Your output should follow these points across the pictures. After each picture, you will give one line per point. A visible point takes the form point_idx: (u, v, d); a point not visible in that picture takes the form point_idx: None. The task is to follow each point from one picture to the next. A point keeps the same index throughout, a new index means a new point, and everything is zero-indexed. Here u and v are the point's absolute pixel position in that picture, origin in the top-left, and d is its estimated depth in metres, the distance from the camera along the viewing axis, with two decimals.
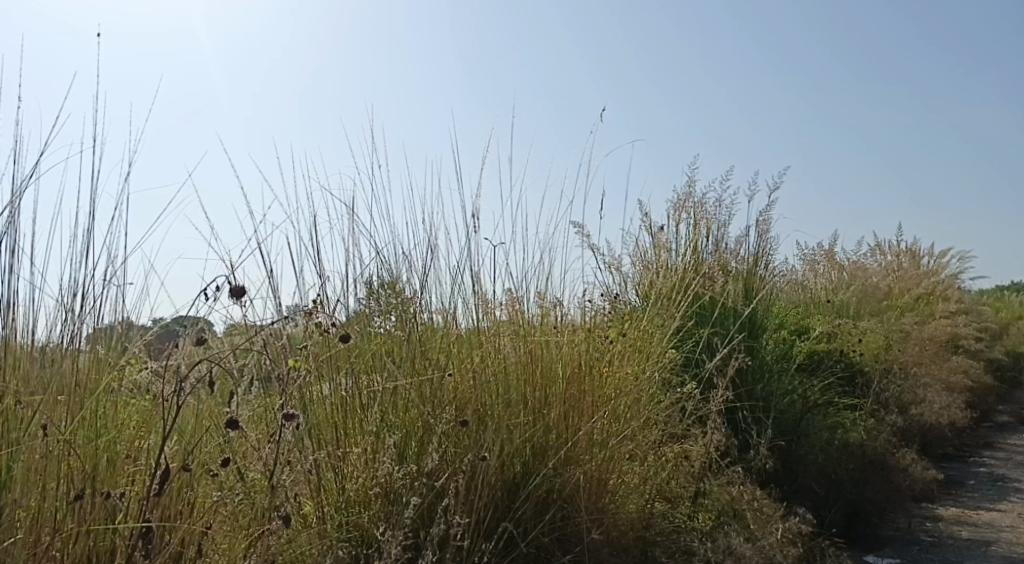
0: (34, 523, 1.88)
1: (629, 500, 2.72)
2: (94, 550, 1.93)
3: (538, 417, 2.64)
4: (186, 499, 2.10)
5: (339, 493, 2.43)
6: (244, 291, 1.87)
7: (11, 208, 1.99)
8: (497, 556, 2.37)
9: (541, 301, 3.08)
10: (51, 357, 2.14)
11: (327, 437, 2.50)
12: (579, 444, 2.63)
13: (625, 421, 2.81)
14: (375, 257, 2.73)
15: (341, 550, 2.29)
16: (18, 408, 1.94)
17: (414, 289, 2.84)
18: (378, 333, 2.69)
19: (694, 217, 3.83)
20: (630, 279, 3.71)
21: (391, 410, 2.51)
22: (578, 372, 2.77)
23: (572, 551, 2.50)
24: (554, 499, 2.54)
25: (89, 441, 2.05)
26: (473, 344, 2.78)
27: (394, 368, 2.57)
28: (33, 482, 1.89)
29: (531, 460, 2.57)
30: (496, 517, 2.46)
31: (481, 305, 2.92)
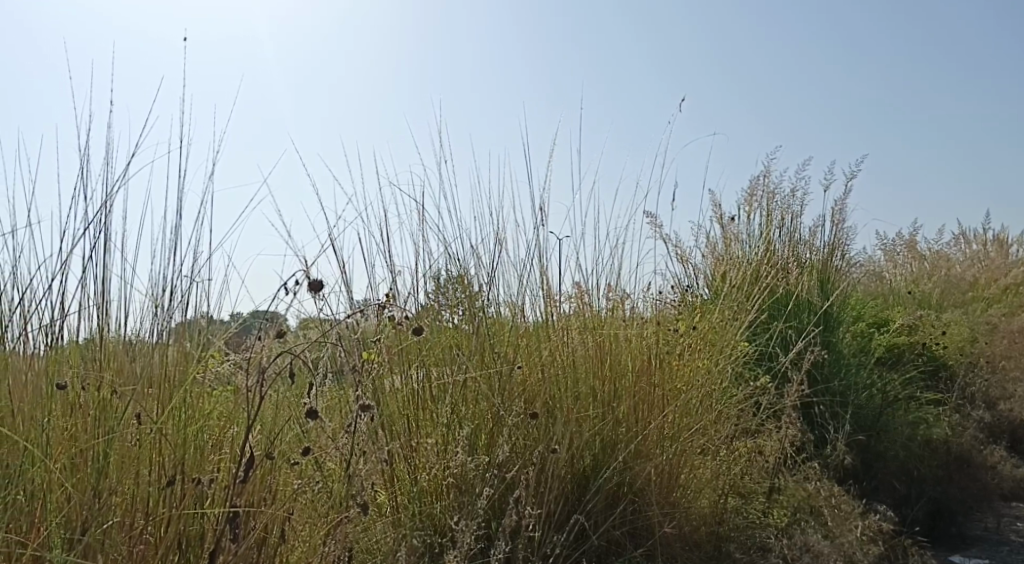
0: (128, 506, 1.99)
1: (702, 496, 2.69)
2: (184, 535, 2.01)
3: (607, 410, 2.63)
4: (269, 486, 2.17)
5: (411, 483, 2.47)
6: (320, 285, 1.92)
7: (104, 209, 2.10)
8: (569, 548, 2.39)
9: (610, 295, 3.06)
10: (140, 350, 2.24)
11: (399, 429, 2.54)
12: (649, 438, 2.61)
13: (696, 415, 2.78)
14: (444, 251, 2.77)
15: (415, 539, 2.35)
16: (115, 398, 2.08)
17: (483, 283, 2.86)
18: (447, 326, 2.73)
19: (765, 208, 3.74)
20: (700, 271, 3.66)
21: (462, 402, 2.56)
22: (648, 365, 2.75)
23: (643, 546, 2.50)
24: (624, 493, 2.54)
25: (179, 430, 2.13)
26: (541, 337, 2.80)
27: (464, 361, 2.61)
28: (127, 467, 2.00)
29: (600, 453, 2.57)
30: (568, 510, 2.47)
31: (548, 299, 2.93)
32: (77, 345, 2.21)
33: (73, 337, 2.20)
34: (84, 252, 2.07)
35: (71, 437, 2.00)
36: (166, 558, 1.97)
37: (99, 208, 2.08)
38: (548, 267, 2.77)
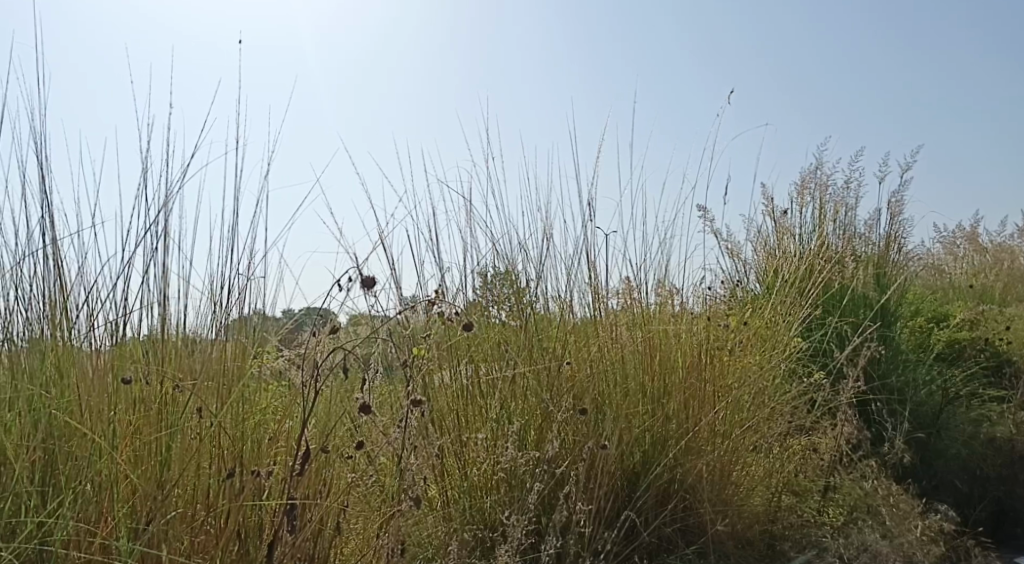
0: (190, 499, 2.04)
1: (755, 494, 2.66)
2: (243, 525, 2.06)
3: (657, 407, 2.61)
4: (324, 479, 2.23)
5: (461, 478, 2.50)
6: (373, 282, 1.95)
7: (164, 209, 2.16)
8: (620, 545, 2.38)
9: (659, 290, 3.03)
10: (200, 346, 2.31)
11: (448, 424, 2.58)
12: (700, 434, 2.59)
13: (748, 412, 2.74)
14: (491, 248, 2.78)
15: (467, 533, 2.37)
16: (177, 393, 2.14)
17: (530, 280, 2.87)
18: (494, 322, 2.74)
19: (819, 201, 3.67)
20: (750, 266, 3.61)
21: (512, 398, 2.57)
22: (698, 361, 2.72)
23: (695, 543, 2.48)
24: (675, 490, 2.52)
25: (237, 425, 2.20)
26: (589, 332, 2.79)
27: (512, 356, 2.62)
28: (189, 459, 2.06)
29: (650, 450, 2.55)
30: (618, 507, 2.46)
31: (596, 295, 2.92)
32: (140, 340, 2.27)
33: (136, 333, 2.27)
34: (145, 250, 2.13)
35: (136, 431, 2.04)
36: (227, 548, 2.03)
37: (159, 208, 2.14)
38: (597, 262, 2.75)
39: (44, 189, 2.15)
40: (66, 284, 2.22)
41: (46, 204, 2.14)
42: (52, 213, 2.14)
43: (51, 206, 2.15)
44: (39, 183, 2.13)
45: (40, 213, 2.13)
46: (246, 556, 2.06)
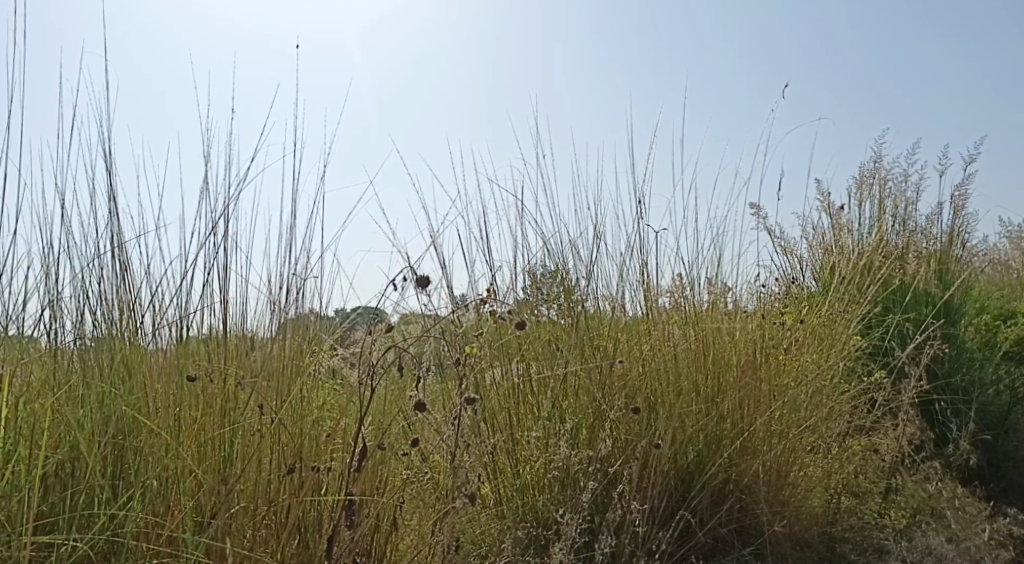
0: (253, 494, 2.08)
1: (813, 494, 2.61)
2: (304, 520, 2.11)
3: (711, 406, 2.58)
4: (380, 475, 2.27)
5: (513, 476, 2.52)
6: (427, 280, 1.97)
7: (225, 211, 2.22)
8: (675, 545, 2.36)
9: (711, 288, 2.99)
10: (258, 344, 2.37)
11: (500, 423, 2.59)
12: (756, 435, 2.54)
13: (805, 412, 2.69)
14: (542, 246, 2.79)
15: (520, 531, 2.39)
16: (239, 390, 2.21)
17: (581, 278, 2.86)
18: (543, 320, 2.75)
19: (877, 196, 3.58)
20: (805, 263, 3.55)
21: (562, 397, 2.58)
22: (752, 360, 2.67)
23: (752, 544, 2.45)
24: (731, 490, 2.49)
25: (296, 422, 2.26)
26: (640, 331, 2.77)
27: (564, 354, 2.62)
28: (251, 455, 2.11)
29: (704, 450, 2.53)
30: (672, 507, 2.44)
31: (648, 293, 2.89)
32: (202, 338, 2.34)
33: (199, 332, 2.34)
34: (207, 251, 2.21)
35: (200, 428, 2.12)
36: (289, 541, 2.08)
37: (220, 209, 2.20)
38: (649, 260, 2.73)
39: (112, 193, 2.23)
40: (132, 285, 2.30)
41: (113, 208, 2.22)
42: (119, 216, 2.22)
43: (118, 209, 2.22)
44: (107, 188, 2.21)
45: (108, 216, 2.21)
46: (306, 551, 2.10)
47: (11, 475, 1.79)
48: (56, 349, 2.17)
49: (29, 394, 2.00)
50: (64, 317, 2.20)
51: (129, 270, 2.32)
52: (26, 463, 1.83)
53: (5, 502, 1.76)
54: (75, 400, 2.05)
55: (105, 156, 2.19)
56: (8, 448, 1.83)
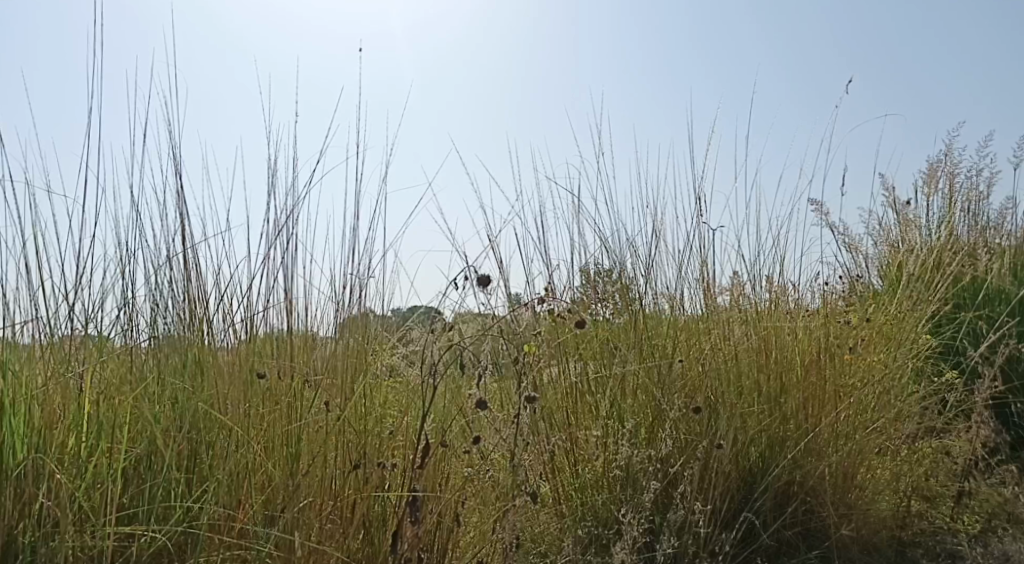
0: (320, 488, 2.12)
1: (881, 497, 2.55)
2: (368, 516, 2.14)
3: (774, 406, 2.53)
4: (443, 473, 2.30)
5: (572, 476, 2.51)
6: (489, 279, 1.98)
7: (290, 214, 2.28)
8: (738, 547, 2.33)
9: (772, 287, 2.95)
10: (322, 343, 2.43)
11: (559, 422, 2.59)
12: (821, 436, 2.50)
13: (872, 413, 2.63)
14: (600, 245, 2.77)
15: (581, 529, 2.39)
16: (306, 388, 2.27)
17: (640, 277, 2.84)
18: (600, 320, 2.74)
19: (947, 190, 3.47)
20: (871, 260, 3.46)
21: (621, 396, 2.56)
22: (817, 360, 2.62)
23: (818, 547, 2.41)
24: (796, 492, 2.44)
25: (361, 419, 2.31)
26: (700, 329, 2.74)
27: (625, 352, 2.60)
28: (316, 451, 2.17)
29: (767, 451, 2.49)
30: (735, 508, 2.41)
31: (708, 291, 2.86)
32: (269, 337, 2.39)
33: (265, 330, 2.40)
34: (273, 252, 2.26)
35: (268, 425, 2.18)
36: (355, 536, 2.11)
37: (285, 211, 2.25)
38: (709, 257, 2.70)
39: (181, 197, 2.29)
40: (201, 285, 2.36)
41: (183, 211, 2.28)
42: (188, 218, 2.28)
43: (187, 213, 2.28)
44: (176, 192, 2.27)
45: (178, 219, 2.27)
46: (371, 546, 2.14)
47: (93, 468, 1.86)
48: (131, 348, 2.23)
49: (109, 391, 2.07)
50: (138, 317, 2.27)
51: (199, 271, 2.39)
52: (108, 456, 1.89)
53: (89, 493, 1.83)
54: (152, 396, 2.12)
55: (174, 161, 2.25)
56: (91, 442, 1.89)
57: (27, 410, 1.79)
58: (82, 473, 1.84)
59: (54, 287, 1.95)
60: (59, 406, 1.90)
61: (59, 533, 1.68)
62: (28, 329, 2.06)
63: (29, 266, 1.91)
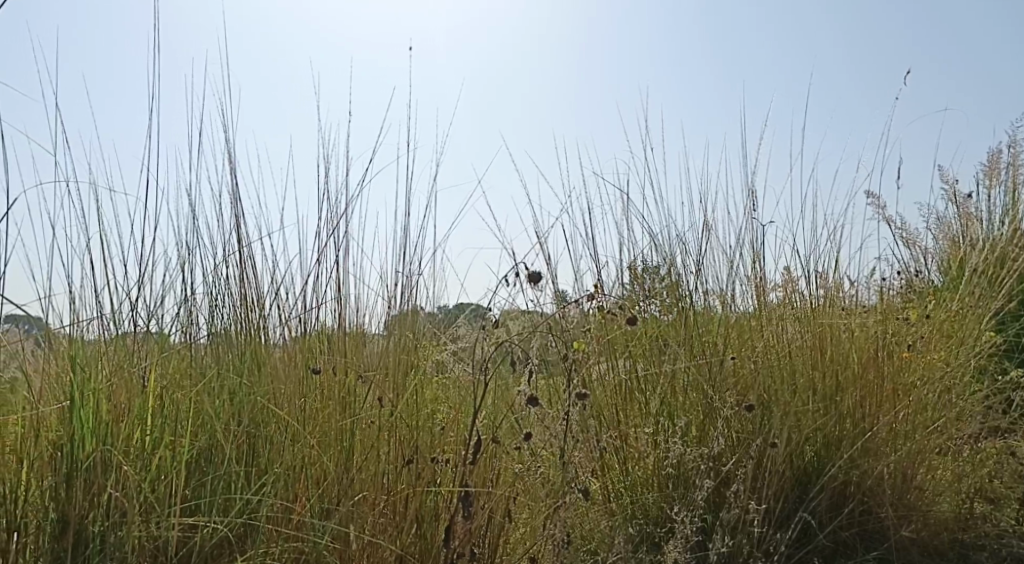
0: (374, 483, 2.15)
1: (942, 499, 2.49)
2: (421, 511, 2.17)
3: (830, 404, 2.49)
4: (494, 470, 2.31)
5: (622, 473, 2.50)
6: (540, 276, 1.97)
7: (342, 213, 2.31)
8: (793, 547, 2.30)
9: (825, 284, 2.89)
10: (372, 340, 2.47)
11: (609, 419, 2.58)
12: (878, 435, 2.45)
13: (932, 413, 2.57)
14: (649, 241, 2.75)
15: (632, 526, 2.41)
16: (359, 384, 2.30)
17: (690, 273, 2.81)
18: (648, 317, 2.72)
19: (1010, 182, 3.36)
20: (930, 254, 3.37)
21: (671, 393, 2.54)
22: (874, 358, 2.56)
23: (876, 549, 2.36)
24: (853, 492, 2.39)
25: (413, 415, 2.33)
26: (752, 326, 2.70)
27: (676, 349, 2.58)
28: (369, 446, 2.20)
29: (823, 450, 2.45)
30: (790, 508, 2.37)
31: (760, 287, 2.82)
32: (321, 333, 2.43)
33: (319, 327, 2.45)
34: (326, 249, 2.30)
35: (323, 420, 2.21)
36: (408, 530, 2.13)
37: (337, 210, 2.29)
38: (761, 254, 2.66)
39: (237, 196, 2.34)
40: (256, 282, 2.40)
41: (238, 210, 2.33)
42: (244, 218, 2.32)
43: (243, 212, 2.33)
44: (232, 191, 2.32)
45: (234, 218, 2.32)
46: (424, 541, 2.16)
47: (158, 461, 1.91)
48: (191, 344, 2.28)
49: (172, 385, 2.12)
50: (198, 314, 2.33)
51: (254, 269, 2.44)
52: (172, 449, 1.94)
53: (154, 485, 1.88)
54: (212, 391, 2.16)
55: (230, 161, 2.30)
56: (155, 435, 1.95)
57: (96, 403, 1.85)
58: (148, 465, 1.89)
59: (118, 284, 2.01)
60: (124, 400, 1.95)
61: (127, 523, 1.73)
62: (94, 326, 2.12)
63: (94, 264, 1.97)
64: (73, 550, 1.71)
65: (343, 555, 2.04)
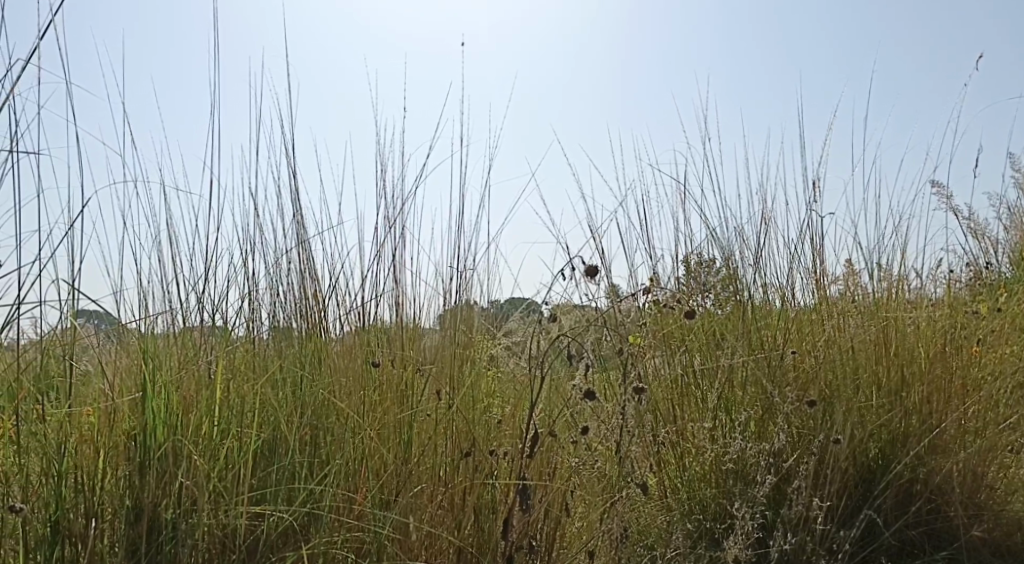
0: (433, 475, 2.19)
1: (1015, 499, 2.40)
2: (479, 503, 2.17)
3: (895, 400, 2.43)
4: (552, 463, 2.32)
5: (679, 469, 2.47)
6: (597, 270, 1.95)
7: (399, 209, 2.34)
8: (857, 545, 2.24)
9: (888, 277, 2.83)
10: (432, 335, 2.52)
11: (666, 414, 2.56)
12: (947, 432, 2.38)
13: (1004, 410, 2.49)
14: (706, 234, 2.72)
15: (690, 523, 2.37)
16: (417, 377, 2.33)
17: (748, 267, 2.76)
18: (703, 312, 2.69)
19: None
20: (1002, 247, 3.26)
21: (730, 389, 2.50)
22: (943, 353, 2.49)
23: (945, 549, 2.28)
24: (920, 491, 2.33)
25: (470, 409, 2.35)
26: (814, 320, 2.65)
27: (734, 343, 2.55)
28: (427, 439, 2.23)
29: (888, 446, 2.39)
30: (853, 506, 2.32)
31: (820, 281, 2.76)
32: (378, 328, 2.47)
33: (376, 322, 2.48)
34: (384, 245, 2.33)
35: (383, 412, 2.23)
36: (465, 524, 2.13)
37: (395, 206, 2.32)
38: (822, 247, 2.60)
39: (297, 194, 2.39)
40: (315, 278, 2.45)
41: (298, 207, 2.37)
42: (303, 215, 2.37)
43: (302, 209, 2.38)
44: (292, 189, 2.36)
45: (293, 215, 2.36)
46: (482, 534, 2.15)
47: (227, 452, 1.96)
48: (253, 339, 2.33)
49: (237, 377, 2.17)
50: (260, 309, 2.39)
51: (313, 265, 2.48)
52: (238, 441, 1.99)
53: (222, 474, 1.93)
54: (277, 384, 2.22)
55: (289, 159, 2.35)
56: (223, 426, 2.00)
57: (167, 395, 1.91)
58: (216, 456, 1.94)
59: (186, 278, 2.07)
60: (193, 392, 2.01)
61: (198, 510, 1.79)
62: (162, 320, 2.19)
63: (161, 260, 2.03)
64: (147, 537, 1.77)
65: (402, 546, 2.07)
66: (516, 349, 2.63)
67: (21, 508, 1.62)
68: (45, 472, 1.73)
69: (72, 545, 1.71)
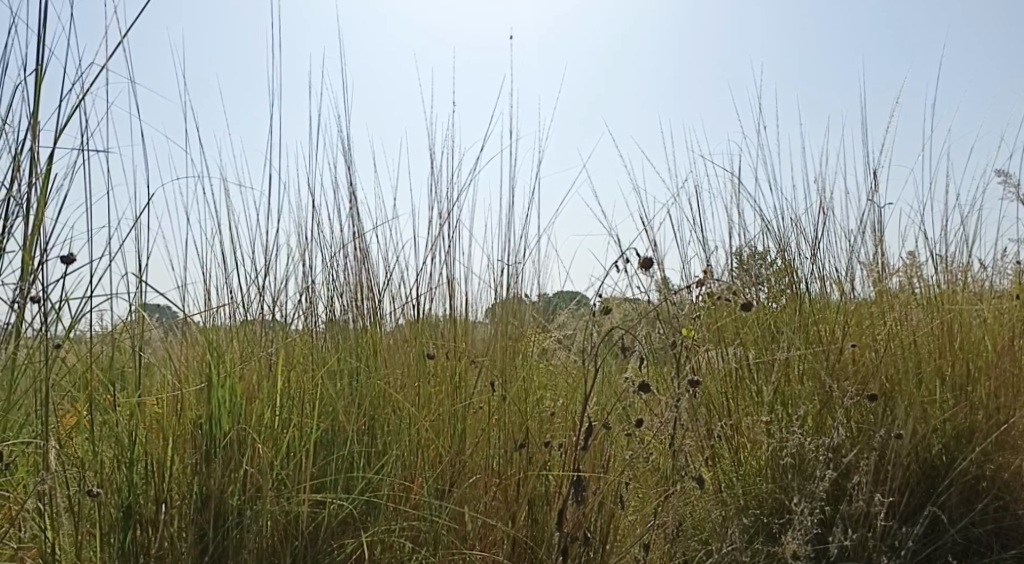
0: (485, 466, 2.20)
1: None
2: (532, 494, 2.16)
3: (960, 394, 2.38)
4: (605, 455, 2.32)
5: (732, 466, 2.47)
6: (651, 263, 1.93)
7: (452, 203, 2.36)
8: (921, 543, 2.18)
9: (950, 270, 2.75)
10: (483, 328, 2.53)
11: (720, 408, 2.54)
12: (1014, 428, 2.31)
13: None
14: (760, 226, 2.68)
15: (747, 517, 2.33)
16: (469, 367, 2.36)
17: (804, 259, 2.72)
18: (757, 305, 2.65)
19: None
20: None
21: (787, 382, 2.46)
22: (1011, 345, 2.46)
23: (1014, 548, 2.21)
24: (986, 488, 2.26)
25: (523, 401, 2.35)
26: (873, 313, 2.59)
27: (791, 336, 2.51)
28: (481, 430, 2.25)
29: (953, 443, 2.32)
30: (917, 502, 2.26)
31: (879, 273, 2.70)
32: (431, 322, 2.50)
33: (430, 315, 2.51)
34: (438, 239, 2.36)
35: (438, 403, 2.27)
36: (518, 515, 2.14)
37: (449, 200, 2.34)
38: (882, 238, 2.54)
39: (351, 188, 2.42)
40: (370, 271, 2.49)
41: (354, 201, 2.40)
42: (357, 209, 2.40)
43: (356, 203, 2.41)
44: (346, 184, 2.40)
45: (348, 209, 2.40)
46: (536, 526, 2.15)
47: (288, 442, 2.01)
48: (310, 331, 2.37)
49: (295, 365, 2.22)
50: (317, 302, 2.43)
51: (367, 259, 2.51)
52: (299, 430, 2.04)
53: (284, 463, 1.97)
54: (336, 375, 2.28)
55: (344, 154, 2.39)
56: (284, 416, 2.04)
57: (231, 385, 1.96)
58: (279, 445, 1.99)
59: (246, 270, 2.12)
60: (255, 382, 2.07)
61: (261, 498, 1.83)
62: (224, 312, 2.24)
63: (223, 253, 2.09)
64: (214, 523, 1.80)
65: (458, 535, 2.09)
66: (566, 342, 2.62)
67: (97, 493, 1.69)
68: (118, 459, 1.81)
69: (143, 529, 1.76)
